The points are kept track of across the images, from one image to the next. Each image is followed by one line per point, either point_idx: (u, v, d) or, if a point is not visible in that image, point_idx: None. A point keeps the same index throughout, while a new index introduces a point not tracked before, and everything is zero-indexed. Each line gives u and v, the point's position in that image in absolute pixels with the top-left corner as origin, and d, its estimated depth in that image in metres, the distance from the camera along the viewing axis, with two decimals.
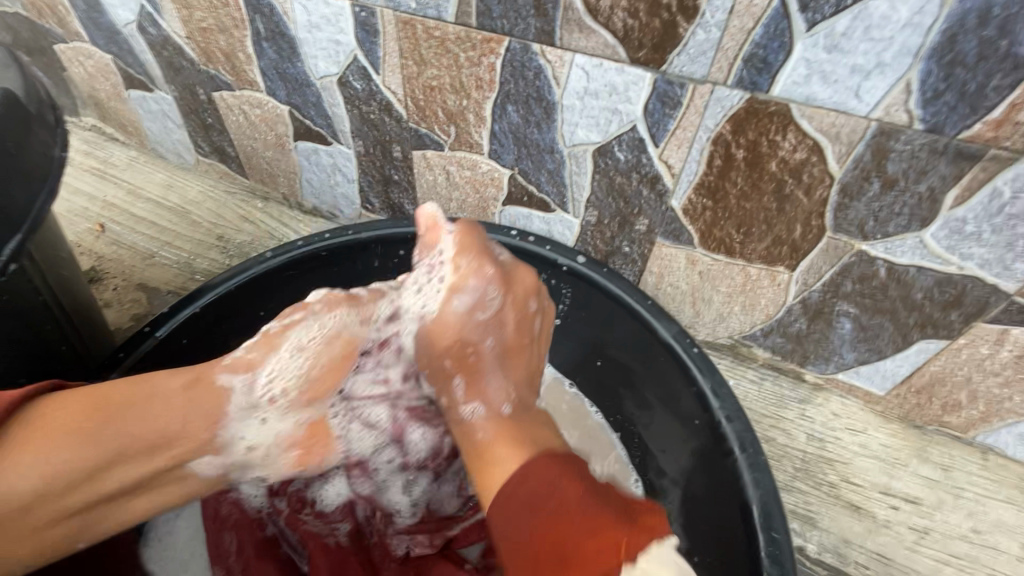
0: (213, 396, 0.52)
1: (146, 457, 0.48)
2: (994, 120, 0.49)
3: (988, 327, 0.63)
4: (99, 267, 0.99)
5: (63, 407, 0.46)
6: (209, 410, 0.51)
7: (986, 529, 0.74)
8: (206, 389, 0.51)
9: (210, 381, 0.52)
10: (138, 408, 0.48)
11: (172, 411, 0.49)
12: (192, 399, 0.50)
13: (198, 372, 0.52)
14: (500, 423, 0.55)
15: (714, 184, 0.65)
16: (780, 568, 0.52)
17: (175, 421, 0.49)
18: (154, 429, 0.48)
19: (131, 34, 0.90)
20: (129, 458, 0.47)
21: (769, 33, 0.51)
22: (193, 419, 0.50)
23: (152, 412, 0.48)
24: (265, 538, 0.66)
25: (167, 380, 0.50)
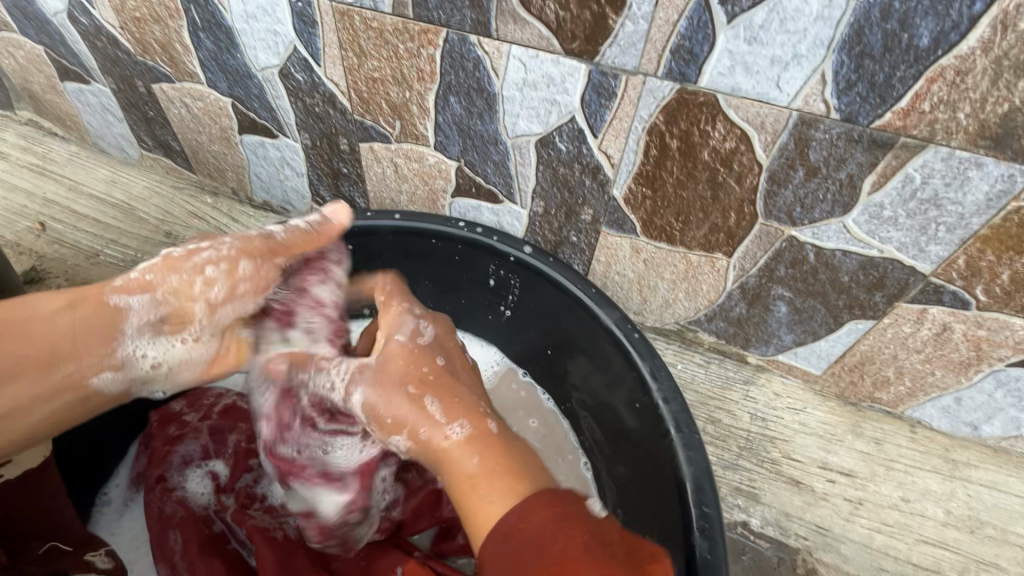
0: (104, 311, 0.53)
1: (39, 374, 0.49)
2: (901, 109, 0.51)
3: (908, 306, 0.67)
4: (39, 267, 0.95)
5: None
6: (100, 328, 0.53)
7: (914, 497, 0.78)
8: (97, 305, 0.53)
9: (96, 299, 0.53)
10: (24, 325, 0.49)
11: (59, 328, 0.50)
12: (78, 319, 0.52)
13: (84, 294, 0.53)
14: (473, 442, 0.51)
15: (652, 173, 0.66)
16: (709, 540, 0.54)
17: (66, 330, 0.51)
18: (46, 343, 0.49)
19: (62, 24, 0.86)
20: (28, 367, 0.48)
21: (692, 25, 0.53)
22: (88, 331, 0.52)
23: (41, 325, 0.49)
24: (212, 534, 0.66)
25: (48, 301, 0.50)
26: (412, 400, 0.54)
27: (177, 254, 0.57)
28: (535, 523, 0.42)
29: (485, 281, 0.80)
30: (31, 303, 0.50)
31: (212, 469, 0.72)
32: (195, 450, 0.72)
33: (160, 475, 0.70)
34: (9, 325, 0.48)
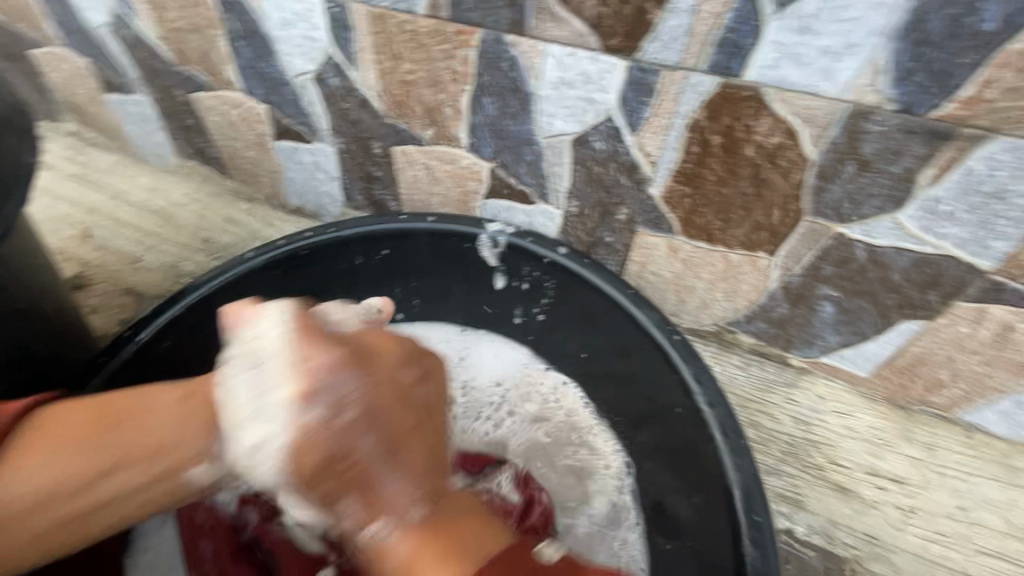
0: (211, 402, 0.50)
1: (142, 465, 0.46)
2: (963, 99, 0.49)
3: (966, 306, 0.64)
4: (84, 273, 0.98)
5: (65, 417, 0.46)
6: (203, 423, 0.49)
7: (971, 506, 0.74)
8: (203, 397, 0.50)
9: (208, 389, 0.50)
10: (130, 416, 0.47)
11: (167, 422, 0.48)
12: (189, 412, 0.49)
13: (195, 382, 0.50)
14: (416, 531, 0.46)
15: (692, 171, 0.65)
16: (761, 549, 0.53)
17: (171, 429, 0.48)
18: (150, 437, 0.47)
19: (106, 37, 0.89)
20: (127, 465, 0.46)
21: (738, 17, 0.51)
22: (187, 427, 0.48)
23: (151, 428, 0.47)
24: (241, 544, 0.67)
25: (162, 389, 0.49)
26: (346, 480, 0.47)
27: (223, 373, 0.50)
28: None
29: (519, 284, 0.79)
30: (151, 395, 0.49)
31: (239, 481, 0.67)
32: None
33: None
34: (118, 414, 0.47)
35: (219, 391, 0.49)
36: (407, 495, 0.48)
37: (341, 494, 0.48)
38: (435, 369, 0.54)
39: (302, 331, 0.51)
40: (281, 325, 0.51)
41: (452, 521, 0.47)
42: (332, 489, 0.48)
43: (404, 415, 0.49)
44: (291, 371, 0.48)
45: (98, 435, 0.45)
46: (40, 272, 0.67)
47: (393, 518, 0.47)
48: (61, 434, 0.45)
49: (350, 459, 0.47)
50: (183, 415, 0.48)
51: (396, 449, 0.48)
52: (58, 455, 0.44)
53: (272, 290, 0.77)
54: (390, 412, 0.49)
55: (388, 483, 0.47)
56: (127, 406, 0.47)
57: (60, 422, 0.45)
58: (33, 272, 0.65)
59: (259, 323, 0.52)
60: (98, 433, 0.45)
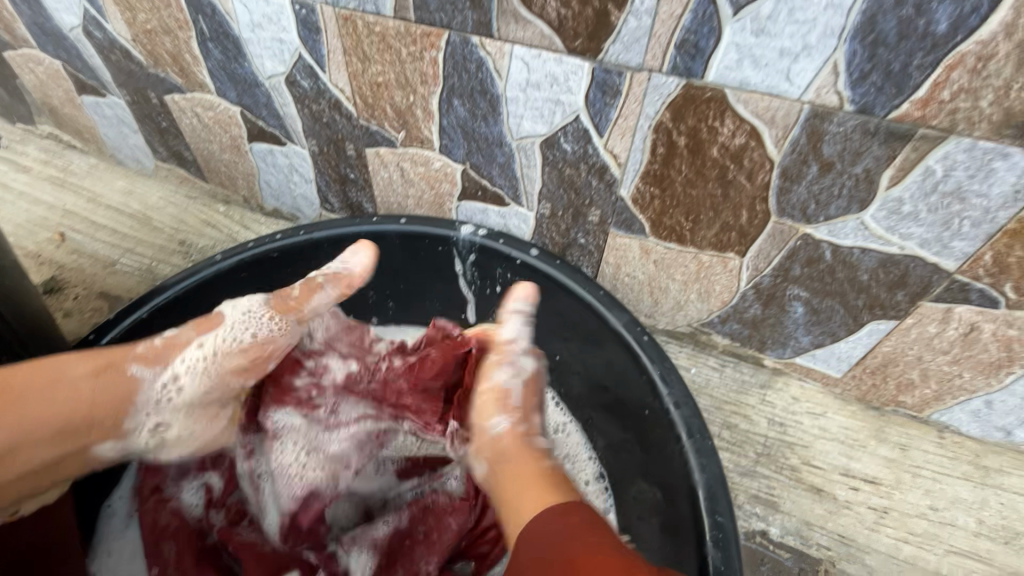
0: (125, 389, 0.57)
1: (61, 438, 0.54)
2: (919, 99, 0.49)
3: (933, 306, 0.64)
4: (59, 277, 0.97)
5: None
6: (117, 399, 0.56)
7: (944, 506, 0.74)
8: (113, 383, 0.56)
9: (121, 375, 0.57)
10: (39, 395, 0.52)
11: (74, 399, 0.54)
12: (101, 386, 0.56)
13: (106, 365, 0.56)
14: (520, 435, 0.58)
15: (660, 172, 0.65)
16: (724, 550, 0.52)
17: (79, 406, 0.54)
18: (61, 416, 0.53)
19: (78, 38, 0.88)
20: (41, 438, 0.52)
21: (697, 19, 0.51)
22: (99, 408, 0.56)
23: (22, 401, 0.52)
24: (205, 548, 0.65)
25: (75, 373, 0.55)
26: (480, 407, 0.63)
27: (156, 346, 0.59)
28: (568, 522, 0.47)
29: (493, 286, 0.79)
30: (57, 368, 0.54)
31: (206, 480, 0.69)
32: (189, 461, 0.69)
33: (156, 485, 0.68)
34: (30, 393, 0.52)
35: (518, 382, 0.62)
36: (526, 414, 0.61)
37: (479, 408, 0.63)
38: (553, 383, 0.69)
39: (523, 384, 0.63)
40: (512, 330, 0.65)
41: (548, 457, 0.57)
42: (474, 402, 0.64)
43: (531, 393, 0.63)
44: (489, 399, 0.61)
45: (5, 411, 0.50)
46: (9, 274, 0.66)
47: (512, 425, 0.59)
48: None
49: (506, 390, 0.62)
50: (98, 397, 0.55)
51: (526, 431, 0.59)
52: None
53: (243, 292, 0.77)
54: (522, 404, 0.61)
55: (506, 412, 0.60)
56: (30, 388, 0.52)
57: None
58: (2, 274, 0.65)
59: (511, 328, 0.65)
60: (8, 411, 0.51)
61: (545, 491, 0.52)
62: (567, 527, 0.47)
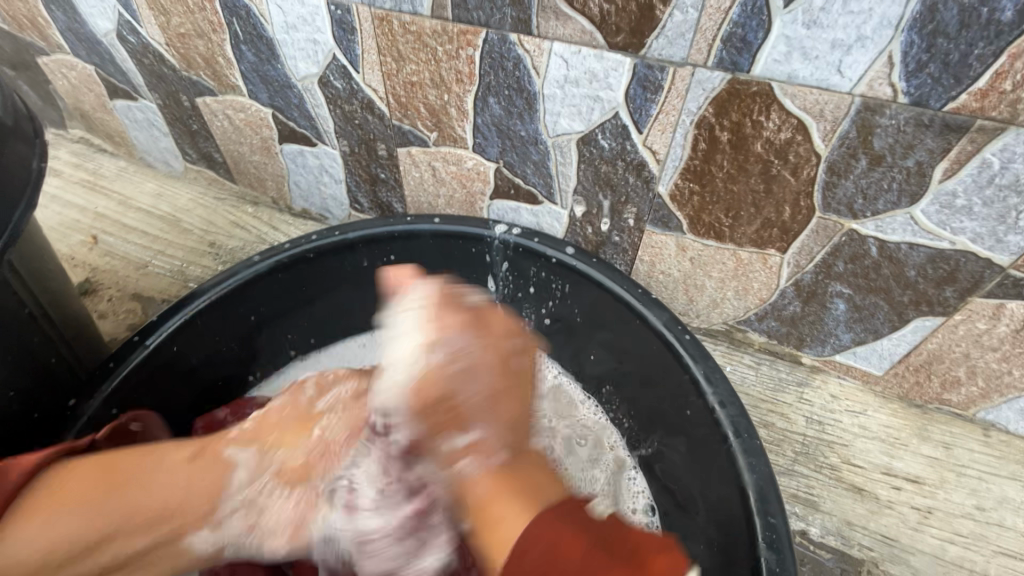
0: (219, 466, 0.58)
1: (151, 529, 0.53)
2: (979, 90, 0.48)
3: (983, 301, 0.63)
4: (93, 279, 0.98)
5: (74, 476, 0.52)
6: (209, 482, 0.57)
7: (990, 506, 0.73)
8: (208, 468, 0.57)
9: (214, 453, 0.59)
10: (140, 481, 0.54)
11: (176, 482, 0.55)
12: (195, 471, 0.57)
13: (201, 449, 0.58)
14: (495, 473, 0.54)
15: (700, 168, 0.64)
16: (776, 552, 0.52)
17: (174, 494, 0.55)
18: (161, 500, 0.54)
19: (111, 43, 0.89)
20: (138, 529, 0.53)
21: (746, 12, 0.50)
22: (195, 493, 0.56)
23: (139, 487, 0.53)
24: None
25: (171, 455, 0.57)
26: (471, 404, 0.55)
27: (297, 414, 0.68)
28: (534, 555, 0.46)
29: (527, 285, 0.79)
30: (163, 455, 0.56)
31: None
32: None
33: None
34: (130, 476, 0.54)
35: (497, 337, 0.57)
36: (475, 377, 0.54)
37: (444, 429, 0.55)
38: (531, 346, 0.60)
39: (437, 313, 0.55)
40: (418, 296, 0.57)
41: (526, 472, 0.54)
42: (439, 422, 0.55)
43: (506, 375, 0.57)
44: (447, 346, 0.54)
45: (111, 496, 0.52)
46: (51, 276, 0.67)
47: (478, 460, 0.55)
48: (79, 495, 0.51)
49: (455, 404, 0.54)
50: (193, 482, 0.56)
51: (497, 397, 0.56)
52: (70, 516, 0.50)
53: (280, 292, 0.77)
54: (493, 374, 0.55)
55: (478, 428, 0.55)
56: (135, 471, 0.54)
57: (73, 479, 0.52)
58: (43, 276, 0.65)
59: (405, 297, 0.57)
60: (105, 492, 0.52)
61: (517, 501, 0.51)
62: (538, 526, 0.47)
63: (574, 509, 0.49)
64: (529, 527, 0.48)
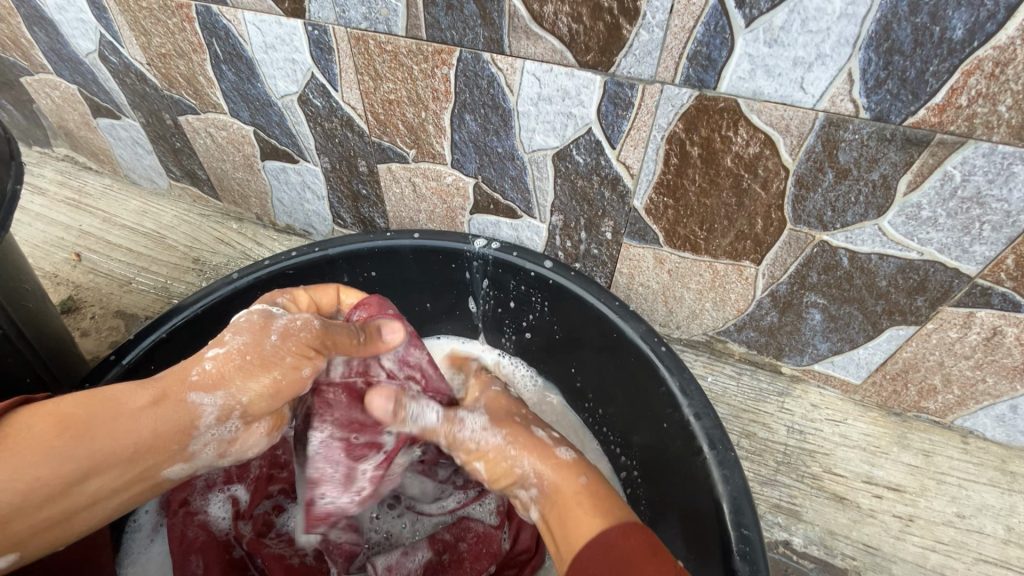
0: (183, 411, 0.47)
1: (126, 467, 0.45)
2: (936, 106, 0.49)
3: (954, 310, 0.63)
4: (76, 296, 0.97)
5: (23, 424, 0.41)
6: (181, 425, 0.47)
7: (971, 513, 0.73)
8: (174, 407, 0.47)
9: (179, 396, 0.47)
10: (102, 424, 0.43)
11: (142, 428, 0.45)
12: (163, 414, 0.46)
13: (166, 389, 0.47)
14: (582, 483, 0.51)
15: (673, 182, 0.65)
16: (751, 564, 0.51)
17: (145, 433, 0.45)
18: (129, 442, 0.44)
19: (94, 63, 0.90)
20: (108, 468, 0.44)
21: (709, 31, 0.52)
22: (163, 435, 0.46)
23: (107, 433, 0.43)
24: (232, 560, 0.65)
25: (130, 395, 0.45)
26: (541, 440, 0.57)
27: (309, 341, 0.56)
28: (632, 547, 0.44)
29: (507, 298, 0.79)
30: (120, 397, 0.45)
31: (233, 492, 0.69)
32: (217, 474, 0.69)
33: (183, 499, 0.68)
34: (87, 420, 0.43)
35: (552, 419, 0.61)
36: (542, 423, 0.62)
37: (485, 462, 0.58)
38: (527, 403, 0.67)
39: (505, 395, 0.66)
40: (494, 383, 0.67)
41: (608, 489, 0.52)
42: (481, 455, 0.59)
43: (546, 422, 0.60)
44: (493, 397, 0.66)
45: (67, 444, 0.41)
46: (27, 297, 0.67)
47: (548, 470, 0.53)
48: (28, 446, 0.40)
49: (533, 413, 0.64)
50: (158, 423, 0.46)
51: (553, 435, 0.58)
52: (23, 468, 0.40)
53: None
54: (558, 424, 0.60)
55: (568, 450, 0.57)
56: (94, 413, 0.43)
57: (18, 434, 0.40)
58: (19, 296, 0.65)
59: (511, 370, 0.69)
60: (66, 442, 0.41)
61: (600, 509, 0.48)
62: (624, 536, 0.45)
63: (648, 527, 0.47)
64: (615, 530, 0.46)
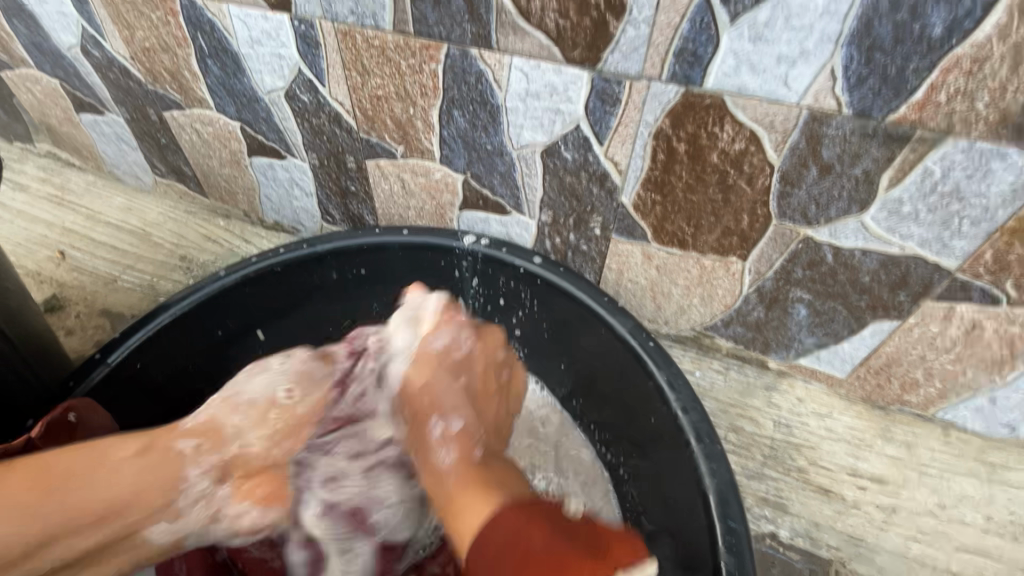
0: (166, 464, 0.52)
1: (98, 527, 0.49)
2: (916, 102, 0.50)
3: (934, 305, 0.65)
4: (60, 295, 0.96)
5: (4, 482, 0.46)
6: (162, 479, 0.52)
7: (952, 503, 0.74)
8: (157, 461, 0.52)
9: (164, 446, 0.53)
10: (77, 484, 0.48)
11: (121, 482, 0.50)
12: (145, 469, 0.51)
13: (152, 440, 0.53)
14: (467, 467, 0.58)
15: (660, 178, 0.65)
16: (736, 555, 0.52)
17: (123, 489, 0.50)
18: (103, 500, 0.49)
19: (76, 57, 0.88)
20: (79, 529, 0.48)
21: (695, 27, 0.52)
22: (141, 490, 0.51)
23: (86, 486, 0.48)
24: (214, 563, 0.67)
25: (114, 450, 0.51)
26: (454, 412, 0.63)
27: (428, 347, 0.68)
28: (514, 521, 0.48)
29: (496, 295, 0.80)
30: (104, 452, 0.51)
31: None
32: None
33: None
34: (67, 479, 0.48)
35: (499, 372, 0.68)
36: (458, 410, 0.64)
37: (426, 420, 0.64)
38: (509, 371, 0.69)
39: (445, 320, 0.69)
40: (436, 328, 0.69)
41: (496, 471, 0.57)
42: (416, 416, 0.65)
43: (488, 381, 0.67)
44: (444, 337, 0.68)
45: (44, 500, 0.47)
46: (10, 295, 0.66)
47: (456, 455, 0.59)
48: (9, 502, 0.46)
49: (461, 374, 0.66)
50: (137, 478, 0.51)
51: (474, 397, 0.65)
52: (3, 520, 0.45)
53: (248, 306, 0.77)
54: (475, 373, 0.67)
55: (458, 415, 0.63)
56: (76, 467, 0.49)
57: (1, 489, 0.46)
58: (3, 295, 0.64)
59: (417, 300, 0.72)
60: (42, 498, 0.47)
61: (482, 496, 0.53)
62: (508, 519, 0.48)
63: (541, 506, 0.50)
64: (493, 513, 0.50)
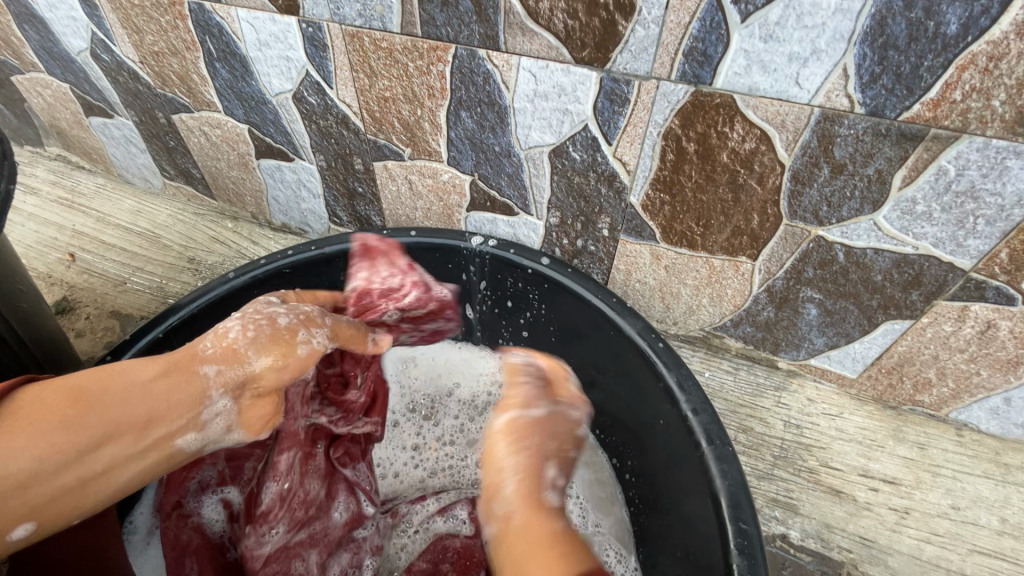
0: (193, 381, 0.48)
1: (136, 436, 0.45)
2: (930, 100, 0.49)
3: (948, 304, 0.64)
4: (70, 297, 0.96)
5: (40, 396, 0.42)
6: (189, 394, 0.48)
7: (965, 505, 0.73)
8: (185, 377, 0.48)
9: (192, 368, 0.48)
10: (111, 393, 0.44)
11: (152, 397, 0.46)
12: (172, 384, 0.47)
13: (175, 361, 0.48)
14: None
15: (669, 178, 0.65)
16: (748, 557, 0.52)
17: (157, 404, 0.46)
18: (136, 411, 0.44)
19: (86, 61, 0.89)
20: (118, 437, 0.44)
21: (705, 27, 0.52)
22: (174, 403, 0.47)
23: (120, 396, 0.44)
24: (225, 563, 0.66)
25: (140, 369, 0.46)
26: None
27: None
28: None
29: (505, 296, 0.79)
30: (128, 371, 0.46)
31: (226, 495, 0.68)
32: (212, 475, 0.68)
33: (177, 501, 0.67)
34: (97, 393, 0.44)
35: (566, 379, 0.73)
36: None
37: None
38: None
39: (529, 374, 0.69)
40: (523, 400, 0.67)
41: None
42: None
43: None
44: None
45: (79, 412, 0.42)
46: (22, 298, 0.66)
47: None
48: (38, 417, 0.41)
49: None
50: (169, 390, 0.46)
51: None
52: (28, 444, 0.40)
53: None
54: None
55: None
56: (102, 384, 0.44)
57: (32, 406, 0.42)
58: (13, 299, 0.65)
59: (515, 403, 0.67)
60: (78, 411, 0.43)
61: None
62: None
63: None
64: None
